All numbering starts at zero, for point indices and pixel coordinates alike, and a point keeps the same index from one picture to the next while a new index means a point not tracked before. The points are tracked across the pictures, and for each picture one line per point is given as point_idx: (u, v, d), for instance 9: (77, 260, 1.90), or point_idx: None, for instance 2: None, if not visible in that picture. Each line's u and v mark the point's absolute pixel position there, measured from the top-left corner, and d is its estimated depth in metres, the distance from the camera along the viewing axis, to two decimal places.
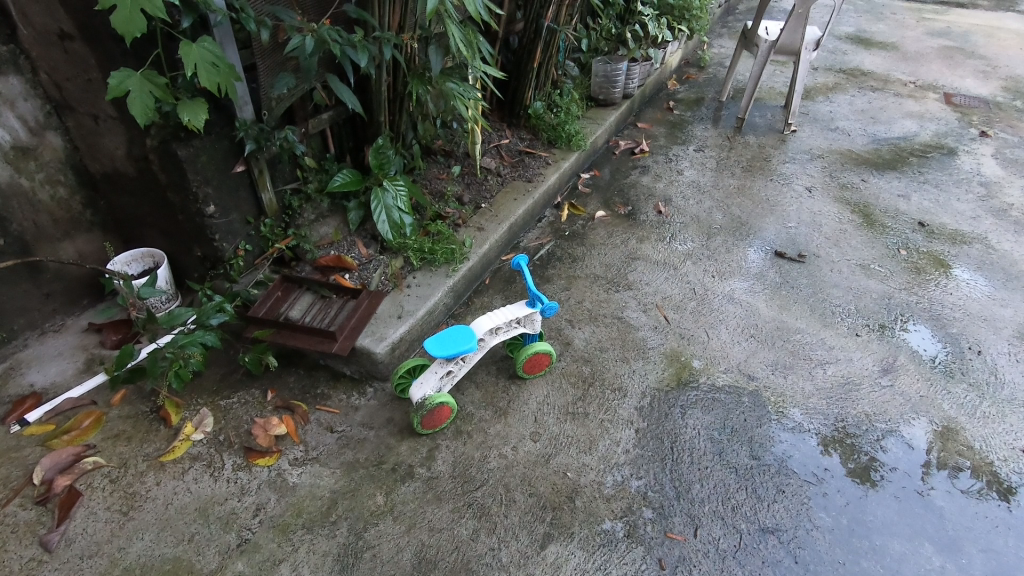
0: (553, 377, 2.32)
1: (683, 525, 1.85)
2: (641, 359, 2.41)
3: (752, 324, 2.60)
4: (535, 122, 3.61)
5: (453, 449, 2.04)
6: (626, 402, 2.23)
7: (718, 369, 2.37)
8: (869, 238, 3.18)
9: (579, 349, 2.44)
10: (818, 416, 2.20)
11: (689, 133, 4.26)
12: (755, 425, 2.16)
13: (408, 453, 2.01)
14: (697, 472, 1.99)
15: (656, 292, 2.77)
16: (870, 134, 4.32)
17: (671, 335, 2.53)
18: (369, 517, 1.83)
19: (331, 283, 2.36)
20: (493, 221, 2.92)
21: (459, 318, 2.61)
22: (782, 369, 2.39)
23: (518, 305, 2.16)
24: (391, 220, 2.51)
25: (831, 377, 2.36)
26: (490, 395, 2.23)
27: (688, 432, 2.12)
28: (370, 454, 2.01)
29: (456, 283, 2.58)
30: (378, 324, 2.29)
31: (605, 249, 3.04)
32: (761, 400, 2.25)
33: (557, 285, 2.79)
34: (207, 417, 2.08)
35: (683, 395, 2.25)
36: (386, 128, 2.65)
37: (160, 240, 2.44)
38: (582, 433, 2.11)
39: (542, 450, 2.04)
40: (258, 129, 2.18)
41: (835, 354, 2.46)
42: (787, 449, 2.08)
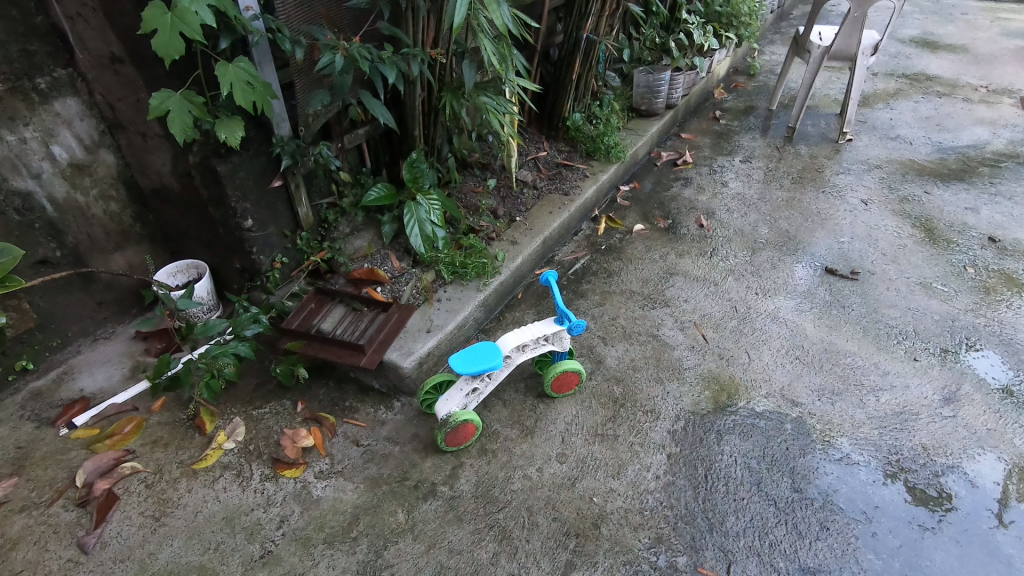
0: (583, 396, 2.25)
1: (715, 560, 1.74)
2: (676, 380, 2.31)
3: (798, 346, 2.45)
4: (573, 134, 3.56)
5: (478, 467, 2.00)
6: (658, 425, 2.13)
7: (758, 393, 2.24)
8: (931, 255, 2.96)
9: (612, 368, 2.36)
10: (869, 448, 2.04)
11: (736, 143, 4.11)
12: (798, 454, 2.02)
13: (431, 470, 1.99)
14: (732, 504, 1.88)
15: (694, 309, 2.66)
16: (935, 143, 4.05)
17: (708, 355, 2.42)
18: (389, 535, 1.81)
19: (363, 296, 2.39)
20: (527, 235, 2.89)
21: (490, 332, 2.58)
22: (831, 395, 2.23)
23: (546, 322, 2.11)
24: (424, 234, 2.51)
25: (884, 405, 2.19)
26: (517, 413, 2.19)
27: (724, 460, 2.01)
28: (394, 470, 2.00)
29: (487, 298, 2.55)
30: (406, 339, 2.29)
31: (642, 264, 2.95)
32: (806, 428, 2.11)
33: (590, 301, 2.72)
34: (239, 426, 2.13)
35: (720, 420, 2.14)
36: (420, 142, 2.66)
37: (203, 252, 2.53)
38: (611, 456, 2.03)
39: (567, 472, 1.98)
40: (294, 145, 2.24)
41: (890, 381, 2.28)
42: (833, 483, 1.93)
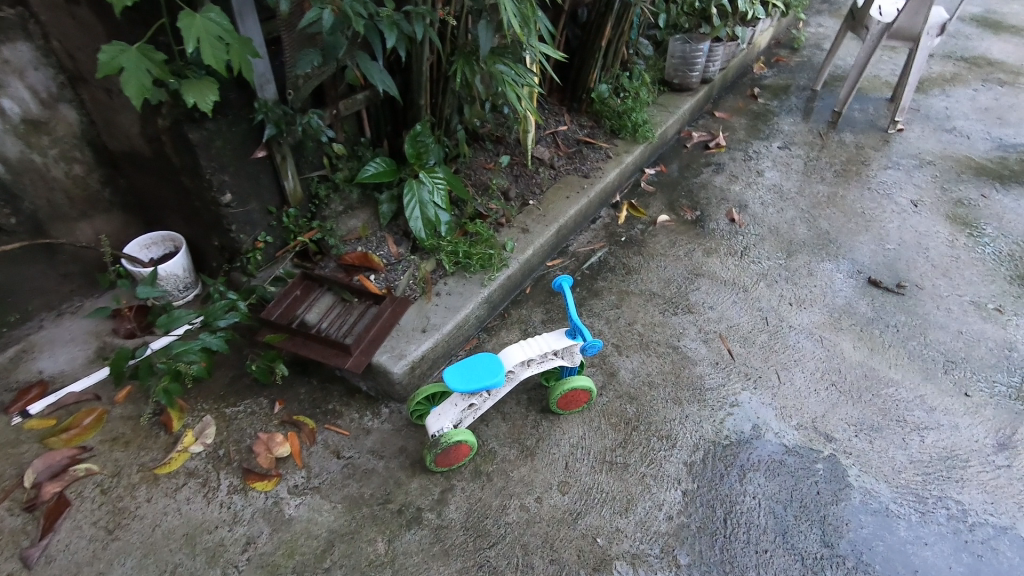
0: (591, 415, 2.02)
1: None
2: (697, 403, 2.07)
3: (836, 369, 2.20)
4: (598, 108, 3.23)
5: (470, 493, 1.79)
6: (674, 455, 1.91)
7: (788, 423, 2.01)
8: (986, 271, 2.67)
9: (625, 383, 2.13)
10: (911, 498, 1.81)
11: (774, 126, 3.75)
12: (830, 501, 1.80)
13: (417, 493, 1.79)
14: (753, 557, 1.67)
15: (720, 318, 2.39)
16: (995, 138, 3.68)
17: (734, 374, 2.17)
18: (366, 568, 1.62)
19: (353, 286, 2.14)
20: (541, 223, 2.61)
21: (493, 332, 2.33)
22: (870, 432, 1.99)
23: (557, 335, 1.84)
24: (425, 217, 2.26)
25: (929, 448, 1.95)
26: (517, 430, 1.97)
27: (745, 501, 1.79)
28: (376, 490, 1.79)
29: (492, 294, 2.30)
30: (399, 338, 2.06)
31: (665, 261, 2.67)
32: (840, 469, 1.88)
33: (606, 301, 2.46)
34: (209, 427, 1.93)
35: (744, 454, 1.91)
36: (426, 113, 2.36)
37: (180, 224, 2.28)
38: (619, 489, 1.81)
39: (569, 505, 1.77)
40: (280, 111, 1.96)
41: (938, 419, 2.04)
42: (868, 538, 1.72)
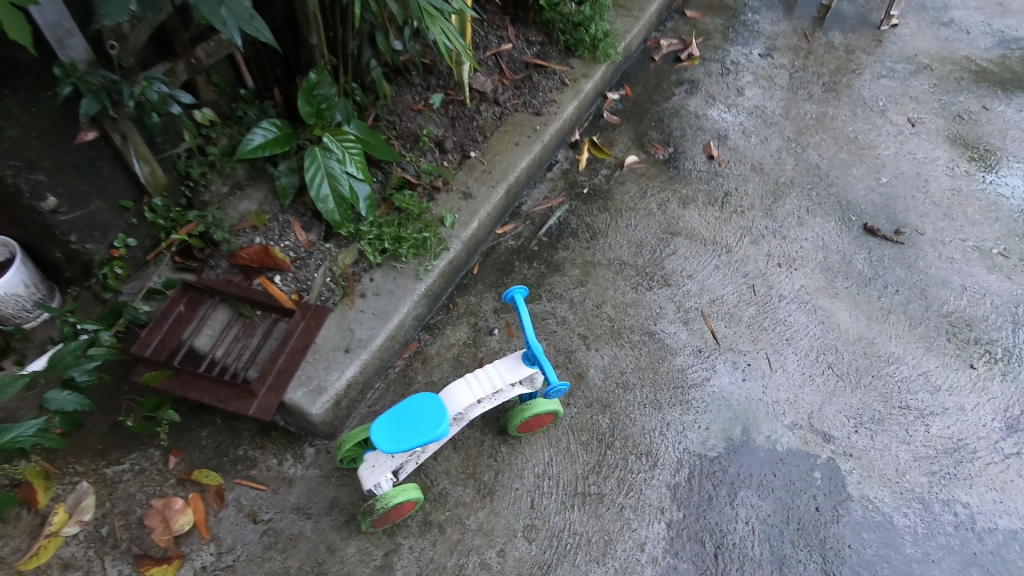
0: (558, 434, 1.71)
1: None
2: (679, 407, 1.78)
3: (832, 349, 1.92)
4: (548, 17, 2.60)
5: (419, 553, 1.51)
6: (654, 478, 1.65)
7: (781, 422, 1.76)
8: (991, 206, 2.36)
9: (596, 386, 1.81)
10: (916, 506, 1.62)
11: (754, 25, 3.17)
12: (830, 519, 1.59)
13: (356, 561, 1.50)
14: None
15: (701, 291, 2.05)
16: (997, 32, 3.23)
17: (719, 365, 1.87)
18: None
19: (253, 299, 1.69)
20: (486, 183, 2.12)
21: (437, 329, 1.94)
22: (870, 426, 1.76)
23: (512, 365, 1.51)
24: (337, 194, 1.75)
25: (934, 439, 1.74)
26: (471, 461, 1.65)
27: (738, 529, 1.57)
28: (304, 561, 1.49)
29: (431, 286, 1.88)
30: (317, 363, 1.66)
31: (636, 218, 2.25)
32: (839, 476, 1.66)
33: (570, 277, 2.06)
34: (85, 498, 1.54)
35: (734, 468, 1.67)
36: (324, 52, 1.77)
37: (8, 226, 1.72)
38: (594, 529, 1.56)
39: (537, 556, 1.52)
40: (100, 79, 1.37)
41: (943, 401, 1.81)
42: (872, 561, 1.53)
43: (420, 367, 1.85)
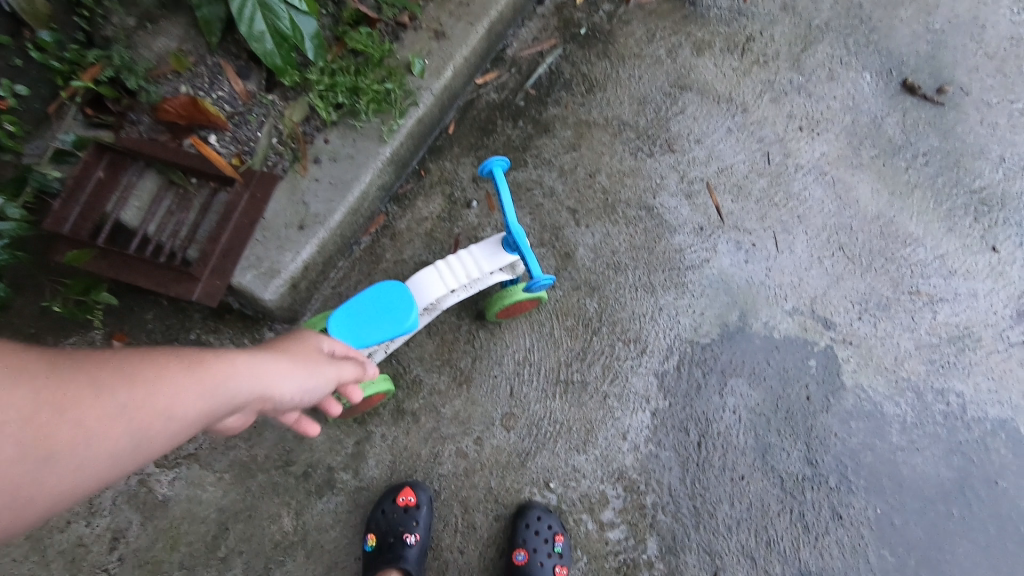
0: (541, 318, 1.57)
1: (697, 567, 1.40)
2: (674, 290, 1.63)
3: (846, 228, 1.73)
4: None
5: (392, 441, 1.45)
6: (641, 365, 1.55)
7: (781, 307, 1.63)
8: None
9: (584, 268, 1.64)
10: (910, 395, 1.56)
11: None
12: (820, 409, 1.53)
13: (326, 450, 1.42)
14: (729, 486, 1.46)
15: (709, 159, 1.79)
16: None
17: (721, 246, 1.69)
18: (273, 550, 1.36)
19: (185, 164, 1.41)
20: (462, 19, 1.67)
21: (407, 200, 1.70)
22: (875, 313, 1.64)
23: (492, 254, 1.32)
24: (276, 31, 1.39)
25: (940, 326, 1.64)
26: (446, 347, 1.52)
27: (724, 419, 1.51)
28: (271, 451, 1.41)
29: (397, 150, 1.60)
30: (268, 243, 1.47)
31: (640, 67, 1.85)
32: (834, 365, 1.58)
33: (561, 139, 1.77)
34: None
35: (726, 355, 1.57)
36: None
37: None
38: (576, 417, 1.50)
39: (516, 444, 1.46)
40: None
41: (956, 287, 1.68)
42: (856, 450, 1.50)
43: (388, 244, 1.66)
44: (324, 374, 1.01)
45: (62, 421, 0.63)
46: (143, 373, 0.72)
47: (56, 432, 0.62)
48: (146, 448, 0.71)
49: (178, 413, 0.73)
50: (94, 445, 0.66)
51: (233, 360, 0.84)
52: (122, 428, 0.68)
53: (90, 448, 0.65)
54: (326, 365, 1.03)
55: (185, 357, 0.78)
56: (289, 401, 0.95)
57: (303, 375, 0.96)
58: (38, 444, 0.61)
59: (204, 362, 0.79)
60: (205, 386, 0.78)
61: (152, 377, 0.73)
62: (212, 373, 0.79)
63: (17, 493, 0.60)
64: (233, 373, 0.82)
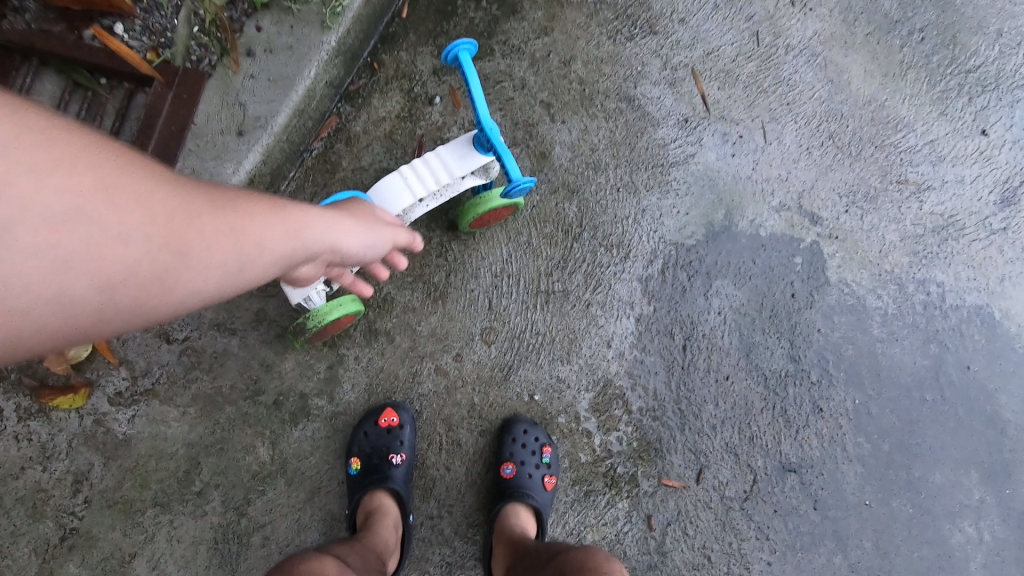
0: (518, 226, 1.46)
1: (683, 467, 1.41)
2: (657, 190, 1.53)
3: (837, 115, 1.62)
4: None
5: (367, 363, 1.37)
6: (624, 271, 1.48)
7: (768, 203, 1.55)
8: None
9: (562, 169, 1.51)
10: (892, 288, 1.54)
11: None
12: (804, 305, 1.51)
13: (296, 376, 1.34)
14: (713, 387, 1.45)
15: (695, 41, 1.61)
16: None
17: (707, 138, 1.57)
18: (251, 481, 1.30)
19: (94, 63, 1.22)
20: None
21: (362, 99, 1.50)
22: (862, 206, 1.58)
23: (464, 157, 1.18)
24: None
25: (924, 216, 1.60)
26: (417, 262, 1.42)
27: (709, 321, 1.47)
28: (237, 380, 1.33)
29: (345, 38, 1.39)
30: (205, 154, 1.29)
31: None
32: (820, 260, 1.54)
33: (531, 21, 1.57)
34: None
35: (711, 256, 1.51)
36: None
37: None
38: (558, 328, 1.44)
39: (497, 359, 1.41)
40: None
41: (943, 174, 1.62)
42: (838, 344, 1.50)
43: (344, 150, 1.48)
44: (390, 236, 1.00)
45: (196, 223, 0.61)
46: (240, 202, 0.69)
47: (178, 235, 0.59)
48: (247, 276, 0.68)
49: (271, 243, 0.70)
50: (209, 259, 0.62)
51: (306, 208, 0.80)
52: (231, 246, 0.65)
53: (219, 257, 0.64)
54: (384, 228, 0.98)
55: (267, 198, 0.75)
56: (357, 257, 0.94)
57: (365, 232, 0.93)
58: (176, 243, 0.59)
59: (283, 204, 0.76)
60: (297, 225, 0.76)
61: (249, 207, 0.69)
62: (299, 215, 0.78)
63: (160, 283, 0.59)
64: (309, 218, 0.79)
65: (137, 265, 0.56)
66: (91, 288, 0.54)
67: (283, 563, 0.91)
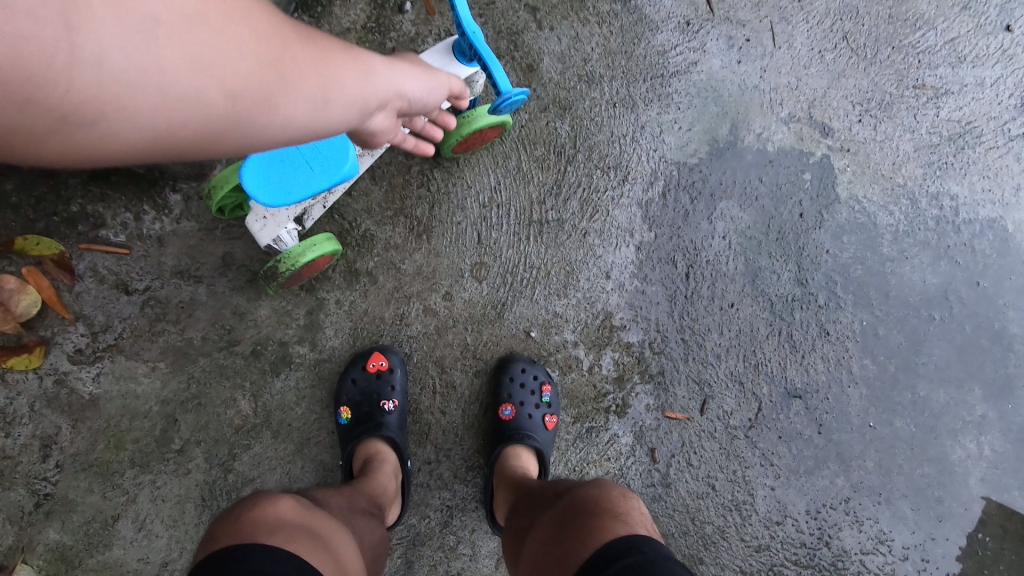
0: (505, 150, 1.34)
1: (687, 398, 1.36)
2: (657, 104, 1.39)
3: (852, 12, 1.47)
4: None
5: (349, 307, 1.27)
6: (623, 195, 1.37)
7: (776, 115, 1.43)
8: None
9: (552, 84, 1.36)
10: (904, 203, 1.46)
11: None
12: (813, 225, 1.42)
13: (274, 324, 1.24)
14: (717, 316, 1.38)
15: None
16: None
17: (711, 43, 1.42)
18: (234, 436, 1.22)
19: None
20: None
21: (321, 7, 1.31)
22: (876, 114, 1.46)
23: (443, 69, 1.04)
24: None
25: (941, 124, 1.48)
26: (396, 194, 1.30)
27: (714, 246, 1.38)
28: (209, 331, 1.22)
29: None
30: None
31: None
32: (830, 176, 1.43)
33: None
34: None
35: (716, 176, 1.39)
36: None
37: None
38: (554, 260, 1.34)
39: (490, 296, 1.31)
40: None
41: (963, 76, 1.49)
42: (847, 265, 1.43)
43: None
44: (453, 83, 0.88)
45: (289, 50, 0.57)
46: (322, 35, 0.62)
47: (271, 61, 0.54)
48: (327, 115, 0.62)
49: (350, 83, 0.64)
50: (296, 90, 0.57)
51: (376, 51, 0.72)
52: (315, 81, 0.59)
53: (312, 80, 0.59)
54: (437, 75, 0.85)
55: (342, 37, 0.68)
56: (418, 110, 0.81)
57: (427, 82, 0.80)
58: (269, 65, 0.54)
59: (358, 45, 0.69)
60: (369, 66, 0.68)
61: (329, 40, 0.63)
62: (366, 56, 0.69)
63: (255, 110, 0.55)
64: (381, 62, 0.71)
65: (246, 73, 0.52)
66: (219, 86, 0.51)
67: (236, 504, 0.76)
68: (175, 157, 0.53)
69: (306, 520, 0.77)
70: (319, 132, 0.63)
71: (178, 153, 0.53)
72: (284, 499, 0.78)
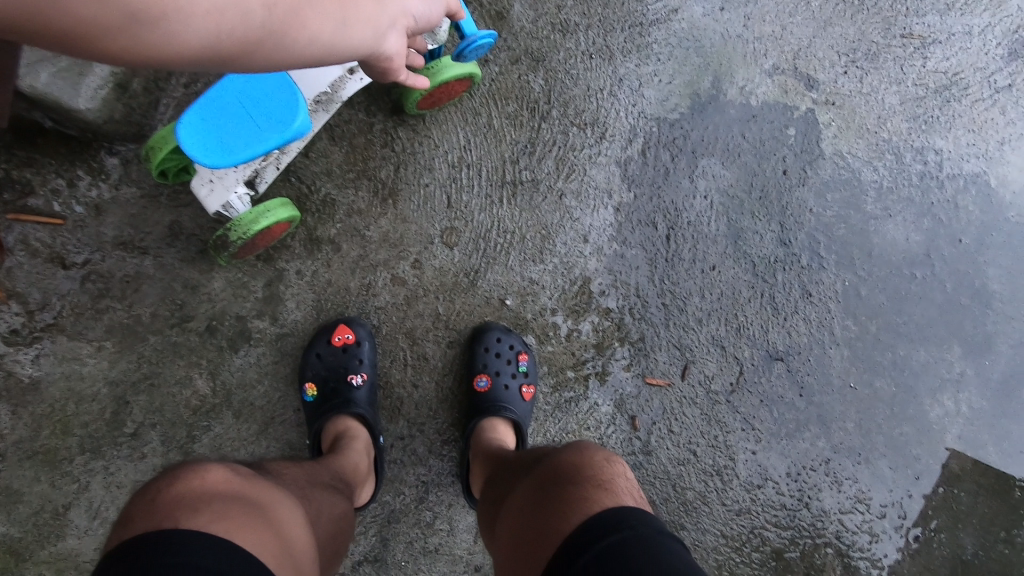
0: (474, 106, 1.25)
1: (667, 364, 1.32)
2: (635, 56, 1.31)
3: None
4: None
5: (311, 277, 1.19)
6: (600, 154, 1.29)
7: (760, 67, 1.36)
8: None
9: (523, 34, 1.27)
10: (888, 158, 1.41)
11: None
12: (796, 183, 1.37)
13: (230, 297, 1.16)
14: (698, 279, 1.33)
15: None
16: None
17: None
18: (192, 417, 1.15)
19: None
20: None
21: None
22: (862, 65, 1.40)
23: None
24: None
25: (927, 75, 1.43)
26: (358, 155, 1.21)
27: (695, 206, 1.33)
28: (159, 306, 1.14)
29: None
30: None
31: None
32: (814, 131, 1.38)
33: None
34: None
35: (697, 132, 1.33)
36: None
37: None
38: (528, 223, 1.27)
39: (462, 263, 1.24)
40: None
41: (951, 25, 1.44)
42: (830, 223, 1.39)
43: None
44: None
45: None
46: None
47: None
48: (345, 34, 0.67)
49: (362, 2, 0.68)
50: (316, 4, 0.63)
51: None
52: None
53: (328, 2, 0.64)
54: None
55: None
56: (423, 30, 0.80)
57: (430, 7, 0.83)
58: None
59: None
60: None
61: None
62: None
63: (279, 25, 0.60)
64: None
65: None
66: None
67: (160, 474, 0.69)
68: (218, 66, 0.59)
69: (244, 490, 0.71)
70: (340, 53, 0.68)
71: (223, 61, 0.58)
72: (218, 466, 0.71)
